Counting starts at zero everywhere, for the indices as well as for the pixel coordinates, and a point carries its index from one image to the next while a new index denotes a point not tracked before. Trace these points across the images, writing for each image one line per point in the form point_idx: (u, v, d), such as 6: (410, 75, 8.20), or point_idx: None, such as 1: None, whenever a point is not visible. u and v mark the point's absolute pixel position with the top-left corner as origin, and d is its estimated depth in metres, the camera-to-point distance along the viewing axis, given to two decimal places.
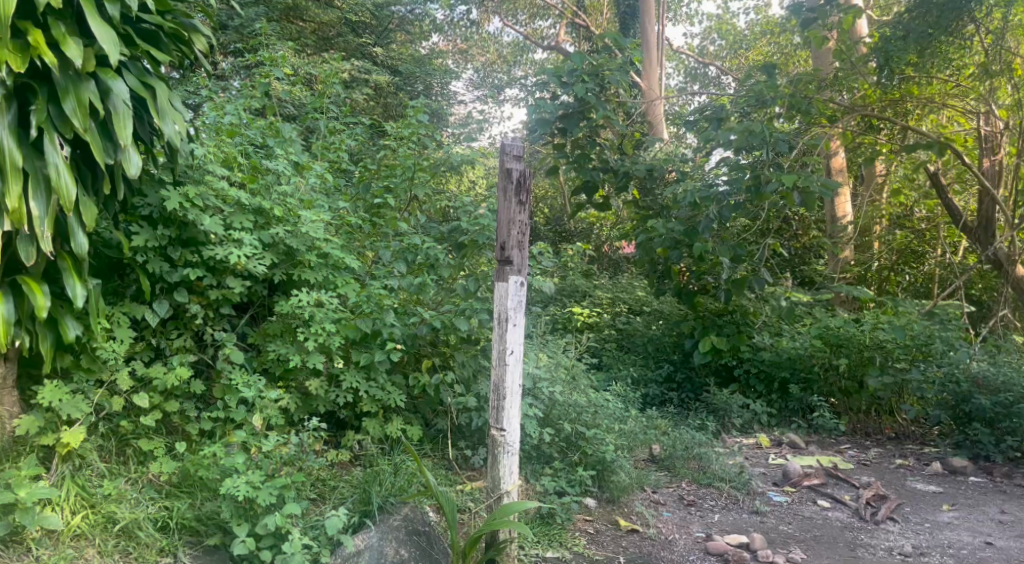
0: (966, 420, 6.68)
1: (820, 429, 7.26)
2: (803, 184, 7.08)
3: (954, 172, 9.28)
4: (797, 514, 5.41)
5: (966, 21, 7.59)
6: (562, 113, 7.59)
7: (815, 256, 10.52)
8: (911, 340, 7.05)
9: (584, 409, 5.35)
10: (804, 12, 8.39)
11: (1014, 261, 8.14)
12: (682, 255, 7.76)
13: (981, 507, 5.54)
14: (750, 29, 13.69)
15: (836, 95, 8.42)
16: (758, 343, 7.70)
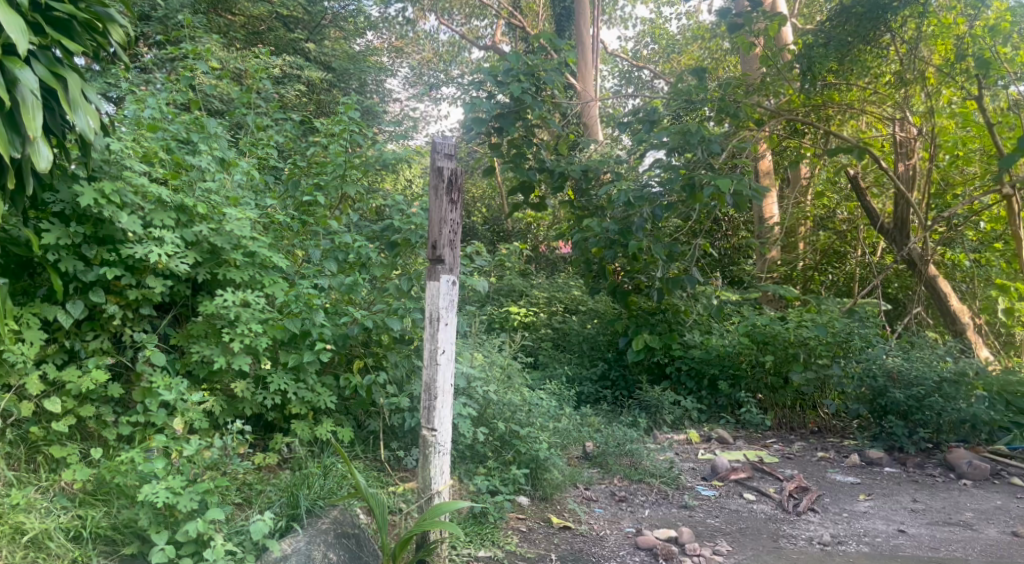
0: (882, 413, 6.94)
1: (747, 424, 7.47)
2: (736, 186, 7.27)
3: (872, 176, 9.67)
4: (723, 508, 5.55)
5: (881, 31, 8.00)
6: (498, 112, 7.65)
7: (744, 257, 10.79)
8: (833, 337, 7.24)
9: (518, 408, 5.40)
10: (729, 16, 8.59)
11: (926, 261, 8.52)
12: (616, 254, 7.87)
13: (895, 497, 5.76)
14: (682, 33, 13.97)
15: (763, 101, 8.60)
16: (688, 341, 7.87)
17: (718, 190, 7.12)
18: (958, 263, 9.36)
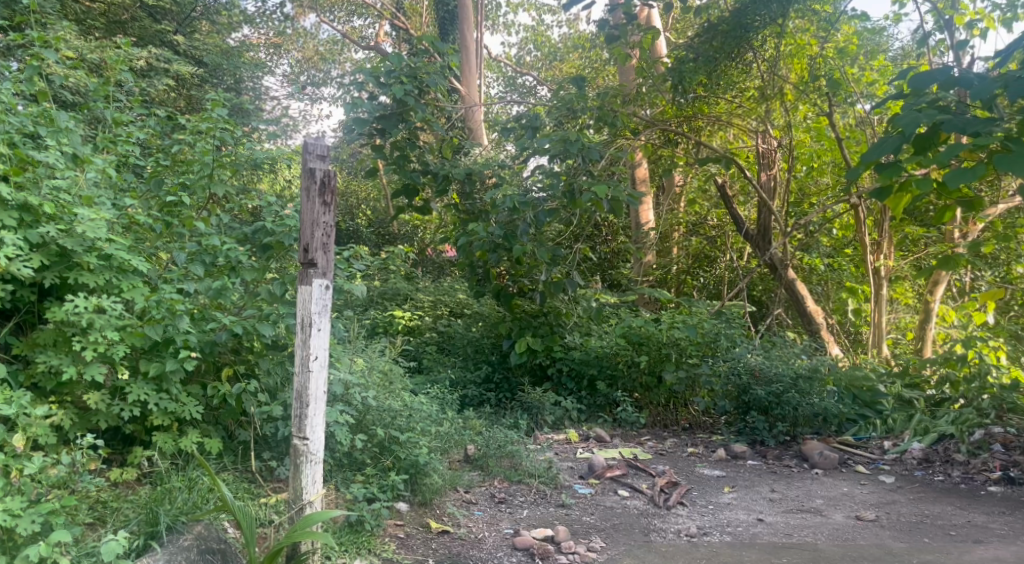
0: (745, 409, 7.28)
1: (624, 423, 7.71)
2: (613, 194, 7.57)
3: (738, 184, 10.24)
4: (599, 505, 5.71)
5: (745, 49, 8.50)
6: (380, 114, 7.62)
7: (623, 261, 11.10)
8: (702, 337, 7.68)
9: (398, 414, 5.38)
10: (607, 29, 9.06)
11: (786, 265, 9.02)
12: (500, 258, 7.93)
13: (756, 488, 6.07)
14: (563, 41, 14.26)
15: (638, 110, 9.09)
16: (568, 342, 8.09)
17: (596, 195, 7.45)
18: (813, 267, 9.88)
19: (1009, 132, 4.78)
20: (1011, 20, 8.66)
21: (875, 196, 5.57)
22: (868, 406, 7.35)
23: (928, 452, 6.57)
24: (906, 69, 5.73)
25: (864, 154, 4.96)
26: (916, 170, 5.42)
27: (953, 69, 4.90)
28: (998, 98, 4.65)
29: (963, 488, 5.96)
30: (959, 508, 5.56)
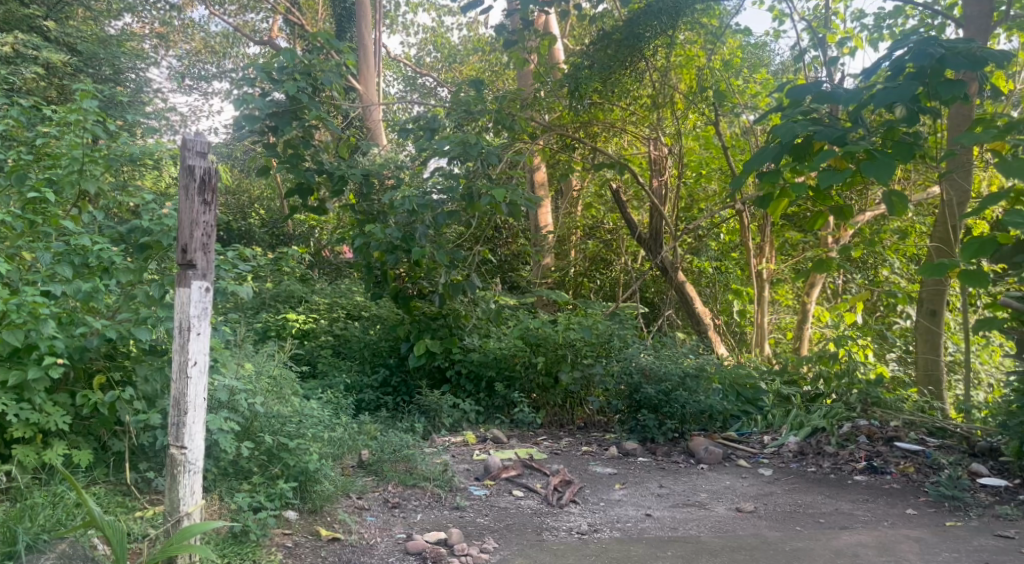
0: (636, 407, 7.42)
1: (520, 423, 7.75)
2: (511, 198, 7.67)
3: (632, 190, 10.55)
4: (493, 506, 5.69)
5: (637, 58, 8.87)
6: (272, 111, 7.40)
7: (522, 263, 11.23)
8: (596, 338, 7.84)
9: (287, 420, 5.25)
10: (504, 34, 9.24)
11: (676, 268, 9.44)
12: (398, 259, 7.81)
13: (645, 484, 6.21)
14: (462, 44, 14.20)
15: (537, 115, 9.28)
16: (468, 344, 8.08)
17: (495, 199, 7.49)
18: (702, 270, 10.29)
19: (874, 143, 5.13)
20: (879, 40, 9.24)
21: (757, 203, 5.86)
22: (750, 403, 7.65)
23: (802, 445, 6.86)
24: (782, 86, 6.08)
25: (746, 164, 5.21)
26: (793, 180, 5.75)
27: (825, 83, 5.23)
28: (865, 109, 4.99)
29: (833, 478, 6.25)
30: (829, 497, 5.82)
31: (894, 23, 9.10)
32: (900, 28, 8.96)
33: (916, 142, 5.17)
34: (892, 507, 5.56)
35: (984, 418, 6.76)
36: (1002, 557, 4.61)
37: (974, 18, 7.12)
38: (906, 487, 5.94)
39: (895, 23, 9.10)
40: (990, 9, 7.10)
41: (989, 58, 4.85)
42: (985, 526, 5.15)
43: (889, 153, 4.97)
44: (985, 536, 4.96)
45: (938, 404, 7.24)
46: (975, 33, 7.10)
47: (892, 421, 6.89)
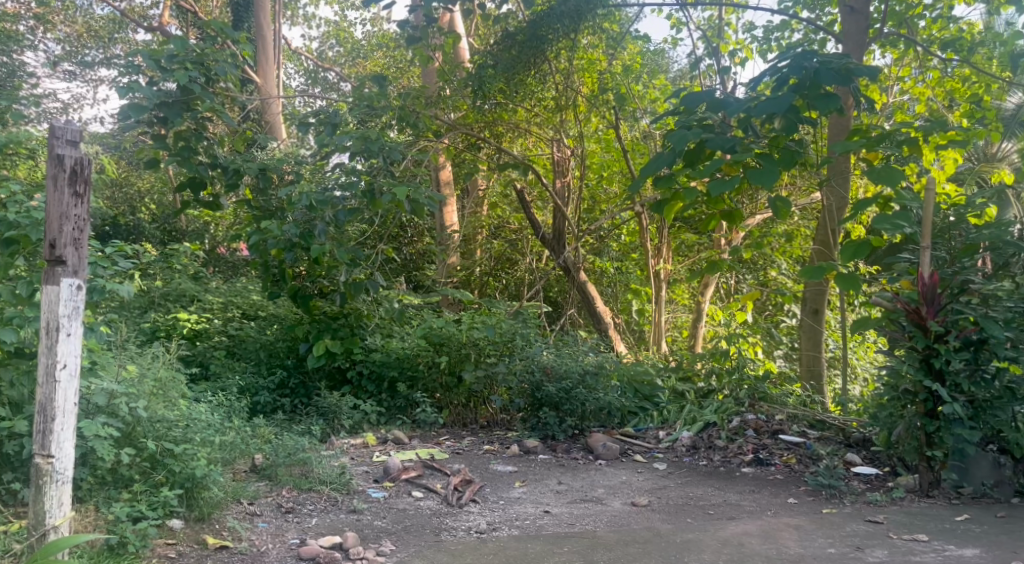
0: (538, 406, 7.42)
1: (422, 424, 7.58)
2: (413, 195, 7.63)
3: (536, 191, 10.66)
4: (391, 508, 5.58)
5: (541, 59, 8.93)
6: (162, 101, 7.01)
7: (428, 261, 11.14)
8: (499, 337, 7.77)
9: (173, 425, 5.02)
10: (408, 29, 9.16)
11: (578, 268, 9.62)
12: (297, 256, 7.51)
13: (544, 481, 6.23)
14: (366, 38, 13.86)
15: (440, 113, 9.26)
16: (369, 344, 7.95)
17: (397, 196, 7.38)
18: (604, 270, 10.57)
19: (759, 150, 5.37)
20: (767, 52, 9.56)
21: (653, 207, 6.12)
22: (647, 400, 7.84)
23: (695, 439, 6.99)
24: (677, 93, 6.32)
25: (641, 169, 5.40)
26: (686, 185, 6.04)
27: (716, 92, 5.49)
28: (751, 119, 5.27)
29: (722, 470, 6.40)
30: (719, 489, 5.96)
31: (782, 36, 9.43)
32: (786, 42, 9.32)
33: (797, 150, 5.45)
34: (775, 497, 5.73)
35: (860, 411, 7.07)
36: (872, 540, 4.79)
37: (852, 34, 7.67)
38: (788, 477, 6.13)
39: (782, 36, 9.45)
40: (866, 26, 7.67)
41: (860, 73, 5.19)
42: (858, 512, 5.35)
43: (774, 161, 5.24)
44: (857, 521, 5.15)
45: (818, 397, 7.62)
46: (852, 48, 7.65)
47: (777, 415, 7.16)
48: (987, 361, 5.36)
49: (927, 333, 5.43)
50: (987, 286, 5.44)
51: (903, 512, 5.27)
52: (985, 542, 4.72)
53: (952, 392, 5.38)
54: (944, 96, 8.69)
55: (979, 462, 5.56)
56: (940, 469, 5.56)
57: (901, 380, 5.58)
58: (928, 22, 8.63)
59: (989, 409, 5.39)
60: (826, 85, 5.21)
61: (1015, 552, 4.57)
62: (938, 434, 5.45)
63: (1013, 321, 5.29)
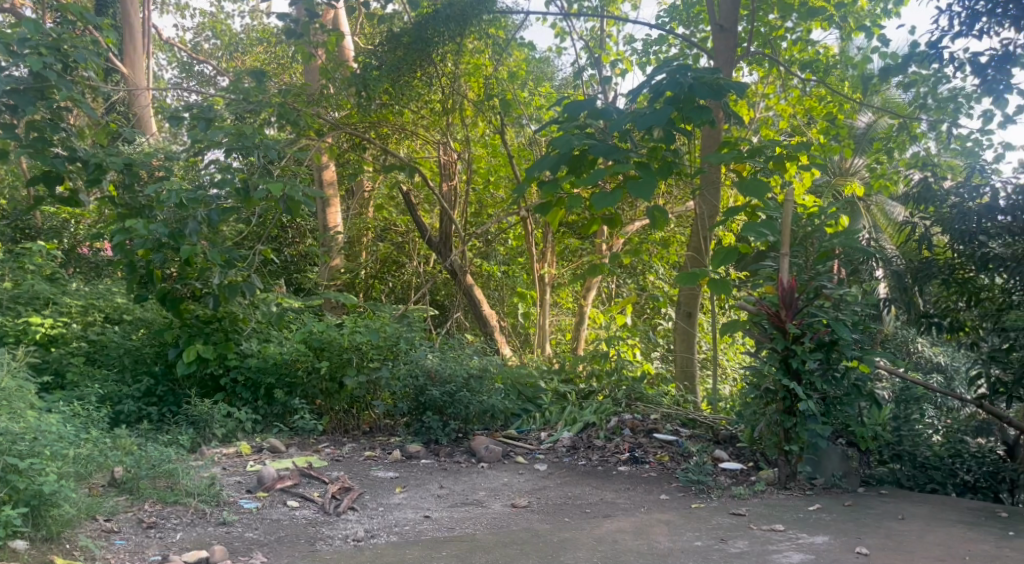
0: (421, 410, 7.28)
1: (301, 431, 7.37)
2: (289, 192, 7.32)
3: (423, 194, 10.58)
4: (263, 519, 5.33)
5: (426, 61, 8.83)
6: (11, 88, 6.54)
7: (310, 263, 10.85)
8: (384, 341, 7.60)
9: (19, 437, 4.64)
10: (288, 22, 8.91)
11: (465, 271, 9.65)
12: (166, 257, 7.12)
13: (425, 486, 6.12)
14: (245, 32, 13.37)
15: (323, 111, 9.00)
16: (245, 349, 7.58)
17: (272, 192, 7.14)
18: (491, 274, 10.57)
19: (638, 159, 5.65)
20: (646, 65, 9.78)
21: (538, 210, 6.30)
22: (530, 401, 7.81)
23: (576, 440, 7.03)
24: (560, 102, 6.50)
25: (528, 172, 5.62)
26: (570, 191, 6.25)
27: (597, 103, 5.75)
28: (631, 129, 5.53)
29: (600, 469, 6.45)
30: (596, 488, 5.99)
31: (660, 50, 9.67)
32: (664, 56, 9.56)
33: (675, 161, 5.76)
34: (647, 494, 5.80)
35: (728, 408, 7.29)
36: (736, 532, 4.90)
37: (722, 51, 7.92)
38: (661, 474, 6.23)
39: (660, 51, 9.68)
40: (734, 45, 7.95)
41: (730, 90, 5.50)
42: (724, 506, 5.47)
43: (652, 170, 5.56)
44: (723, 514, 5.26)
45: (691, 397, 7.79)
46: (722, 65, 7.90)
47: (652, 414, 7.30)
48: (837, 361, 5.60)
49: (786, 334, 5.62)
50: (838, 291, 5.66)
51: (764, 504, 5.43)
52: (835, 530, 4.91)
53: (807, 390, 5.60)
54: (803, 114, 9.23)
55: (830, 455, 5.81)
56: (796, 463, 5.75)
57: (763, 379, 5.75)
58: (789, 44, 8.96)
59: (839, 405, 5.64)
60: (700, 99, 5.46)
61: (862, 538, 4.77)
62: (796, 429, 5.65)
63: (859, 323, 5.60)
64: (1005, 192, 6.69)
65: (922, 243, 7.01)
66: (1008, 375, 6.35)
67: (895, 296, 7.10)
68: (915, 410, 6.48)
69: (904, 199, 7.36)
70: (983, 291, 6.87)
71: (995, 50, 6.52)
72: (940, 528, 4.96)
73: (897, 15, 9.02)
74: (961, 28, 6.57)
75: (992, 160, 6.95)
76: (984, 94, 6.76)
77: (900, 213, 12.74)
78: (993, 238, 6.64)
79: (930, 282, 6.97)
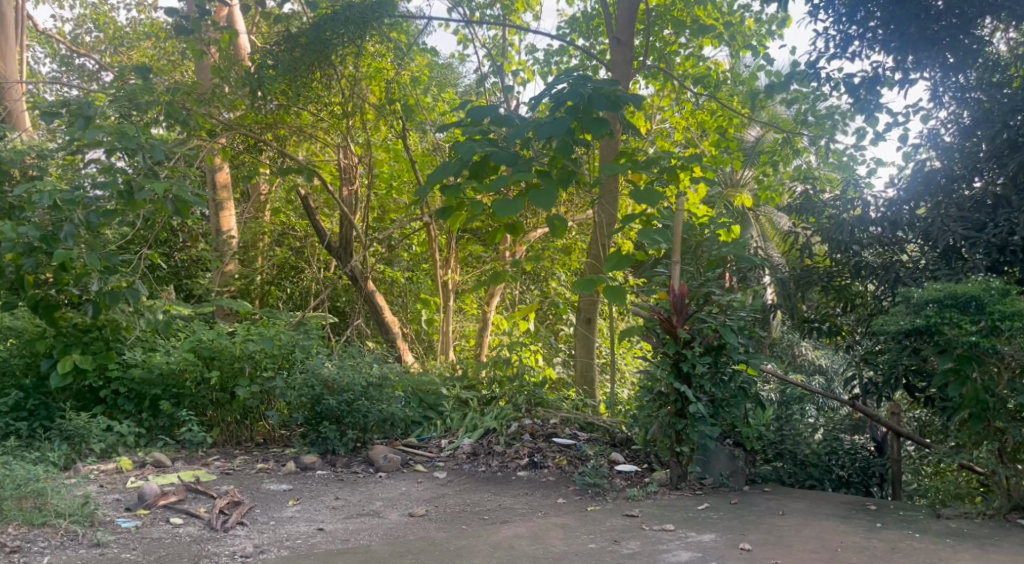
0: (317, 420, 7.00)
1: (188, 445, 6.97)
2: (176, 193, 6.97)
3: (322, 199, 10.36)
4: (143, 538, 5.01)
5: (325, 62, 8.56)
6: None
7: (202, 268, 10.38)
8: (278, 349, 7.32)
9: None
10: (177, 18, 8.52)
11: (366, 277, 9.34)
12: (38, 262, 6.66)
13: (320, 498, 5.90)
14: (130, 26, 12.75)
15: (215, 111, 8.70)
16: (127, 359, 7.19)
17: (156, 194, 6.76)
18: (394, 279, 10.44)
19: (539, 167, 5.62)
20: (548, 75, 9.80)
21: (439, 215, 6.21)
22: (432, 409, 7.72)
23: (476, 446, 6.94)
24: (461, 106, 6.42)
25: (429, 176, 5.54)
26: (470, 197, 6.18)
27: (499, 109, 5.70)
28: (533, 137, 5.49)
29: (499, 475, 6.38)
30: (494, 494, 5.91)
31: (561, 60, 9.70)
32: (565, 67, 9.59)
33: (575, 171, 5.74)
34: (545, 498, 5.75)
35: (625, 411, 7.33)
36: (628, 533, 4.89)
37: (618, 64, 7.99)
38: (559, 478, 6.19)
39: (561, 61, 9.72)
40: (631, 58, 8.03)
41: (626, 101, 5.56)
42: (619, 507, 5.47)
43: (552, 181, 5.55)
44: (617, 516, 5.25)
45: (590, 401, 7.82)
46: (619, 77, 7.96)
47: (551, 419, 7.26)
48: (725, 365, 5.70)
49: (677, 339, 5.70)
50: (727, 297, 5.74)
51: (656, 505, 5.45)
52: (722, 527, 4.96)
53: (696, 392, 5.67)
54: (697, 128, 9.42)
55: (718, 455, 5.85)
56: (687, 463, 5.83)
57: (656, 383, 5.78)
58: (683, 59, 9.14)
59: (725, 407, 5.72)
60: (598, 110, 5.47)
61: (746, 534, 4.83)
62: (686, 430, 5.71)
63: (744, 328, 5.69)
64: (875, 205, 6.95)
65: (803, 253, 7.30)
66: (878, 377, 6.27)
67: (780, 302, 7.34)
68: (795, 410, 6.65)
69: (788, 209, 7.65)
70: (859, 298, 7.04)
71: (866, 71, 6.86)
72: (815, 521, 5.08)
73: (780, 35, 9.24)
74: (836, 50, 6.97)
75: (867, 176, 7.20)
76: (858, 112, 7.10)
77: (786, 222, 13.17)
78: (865, 247, 6.90)
79: (810, 289, 7.17)
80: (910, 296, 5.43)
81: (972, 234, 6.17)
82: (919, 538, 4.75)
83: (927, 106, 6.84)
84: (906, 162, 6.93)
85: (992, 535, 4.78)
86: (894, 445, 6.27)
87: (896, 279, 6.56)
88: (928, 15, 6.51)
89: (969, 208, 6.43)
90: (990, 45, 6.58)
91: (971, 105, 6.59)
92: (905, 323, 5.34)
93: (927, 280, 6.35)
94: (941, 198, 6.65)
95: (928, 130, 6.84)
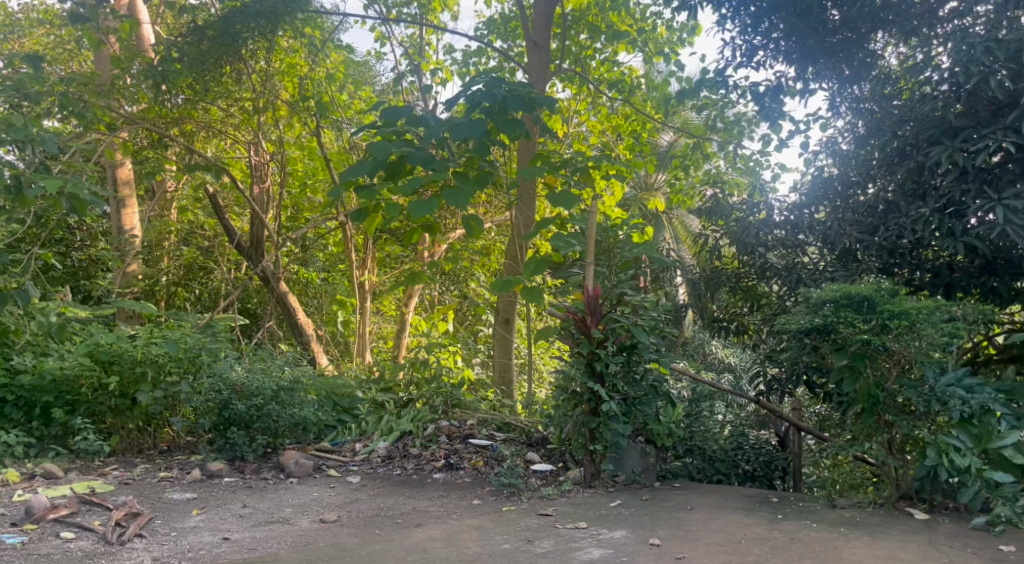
0: (224, 426, 6.72)
1: (83, 453, 6.64)
2: (71, 189, 6.56)
3: (231, 198, 9.98)
4: (29, 554, 4.67)
5: (232, 56, 8.19)
6: None
7: (101, 269, 9.89)
8: (183, 352, 6.85)
9: None
10: (73, 4, 8.05)
11: (278, 277, 8.96)
12: None
13: (226, 506, 5.63)
14: (21, 13, 12.06)
15: (115, 104, 8.28)
16: (15, 365, 6.77)
17: (48, 189, 6.34)
18: (309, 281, 10.22)
19: (455, 167, 5.50)
20: (466, 76, 9.70)
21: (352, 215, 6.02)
22: (346, 412, 7.56)
23: (391, 449, 6.76)
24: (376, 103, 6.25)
25: (342, 176, 5.37)
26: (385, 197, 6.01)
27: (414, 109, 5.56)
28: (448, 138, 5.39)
29: (414, 478, 6.22)
30: (409, 497, 5.75)
31: (478, 61, 9.60)
32: (482, 68, 9.50)
33: (491, 171, 5.64)
34: (460, 500, 5.62)
35: (542, 411, 7.26)
36: (542, 533, 4.80)
37: (535, 67, 7.95)
38: (475, 480, 6.07)
39: (479, 62, 9.61)
40: (548, 60, 7.97)
41: (542, 103, 5.50)
42: (533, 507, 5.38)
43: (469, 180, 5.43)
44: (531, 516, 5.16)
45: (507, 401, 7.73)
46: (536, 80, 7.91)
47: (468, 420, 7.13)
48: (637, 364, 5.70)
49: (591, 338, 5.67)
50: (638, 297, 5.72)
51: (569, 503, 5.39)
52: (633, 524, 4.93)
53: (610, 392, 5.65)
54: (612, 131, 9.45)
55: (630, 452, 5.89)
56: (600, 461, 5.78)
57: (570, 382, 5.70)
58: (598, 63, 9.09)
59: (637, 405, 5.71)
60: (513, 111, 5.39)
61: (656, 530, 4.81)
62: (599, 429, 5.68)
63: (657, 328, 5.70)
64: (778, 208, 7.09)
65: (712, 255, 7.43)
66: (780, 374, 6.43)
67: (691, 302, 7.47)
68: (705, 408, 6.58)
69: (699, 212, 7.69)
70: (763, 298, 7.14)
71: (770, 80, 6.97)
72: (721, 515, 5.10)
73: (691, 43, 9.35)
74: (742, 59, 7.06)
75: (772, 180, 7.38)
76: (762, 119, 7.21)
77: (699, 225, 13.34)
78: (771, 249, 6.98)
79: (719, 290, 7.25)
80: (809, 296, 5.49)
81: (866, 237, 6.27)
82: (816, 527, 4.81)
83: (825, 115, 6.99)
84: (807, 168, 7.06)
85: (884, 523, 4.88)
86: (795, 440, 6.36)
87: (797, 281, 6.71)
88: (825, 28, 6.69)
89: (862, 212, 6.48)
90: (882, 59, 6.68)
91: (865, 115, 6.73)
92: (804, 321, 5.38)
93: (824, 281, 6.51)
94: (839, 203, 6.70)
95: (826, 138, 6.98)
